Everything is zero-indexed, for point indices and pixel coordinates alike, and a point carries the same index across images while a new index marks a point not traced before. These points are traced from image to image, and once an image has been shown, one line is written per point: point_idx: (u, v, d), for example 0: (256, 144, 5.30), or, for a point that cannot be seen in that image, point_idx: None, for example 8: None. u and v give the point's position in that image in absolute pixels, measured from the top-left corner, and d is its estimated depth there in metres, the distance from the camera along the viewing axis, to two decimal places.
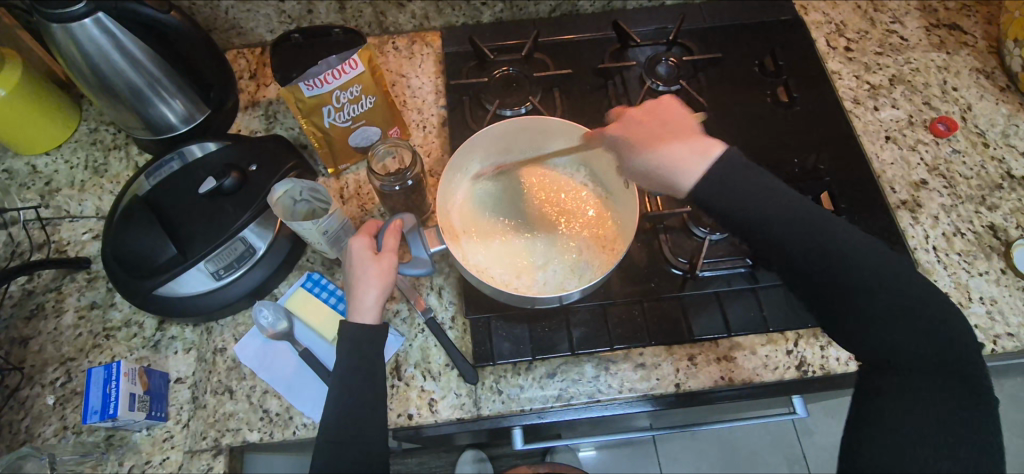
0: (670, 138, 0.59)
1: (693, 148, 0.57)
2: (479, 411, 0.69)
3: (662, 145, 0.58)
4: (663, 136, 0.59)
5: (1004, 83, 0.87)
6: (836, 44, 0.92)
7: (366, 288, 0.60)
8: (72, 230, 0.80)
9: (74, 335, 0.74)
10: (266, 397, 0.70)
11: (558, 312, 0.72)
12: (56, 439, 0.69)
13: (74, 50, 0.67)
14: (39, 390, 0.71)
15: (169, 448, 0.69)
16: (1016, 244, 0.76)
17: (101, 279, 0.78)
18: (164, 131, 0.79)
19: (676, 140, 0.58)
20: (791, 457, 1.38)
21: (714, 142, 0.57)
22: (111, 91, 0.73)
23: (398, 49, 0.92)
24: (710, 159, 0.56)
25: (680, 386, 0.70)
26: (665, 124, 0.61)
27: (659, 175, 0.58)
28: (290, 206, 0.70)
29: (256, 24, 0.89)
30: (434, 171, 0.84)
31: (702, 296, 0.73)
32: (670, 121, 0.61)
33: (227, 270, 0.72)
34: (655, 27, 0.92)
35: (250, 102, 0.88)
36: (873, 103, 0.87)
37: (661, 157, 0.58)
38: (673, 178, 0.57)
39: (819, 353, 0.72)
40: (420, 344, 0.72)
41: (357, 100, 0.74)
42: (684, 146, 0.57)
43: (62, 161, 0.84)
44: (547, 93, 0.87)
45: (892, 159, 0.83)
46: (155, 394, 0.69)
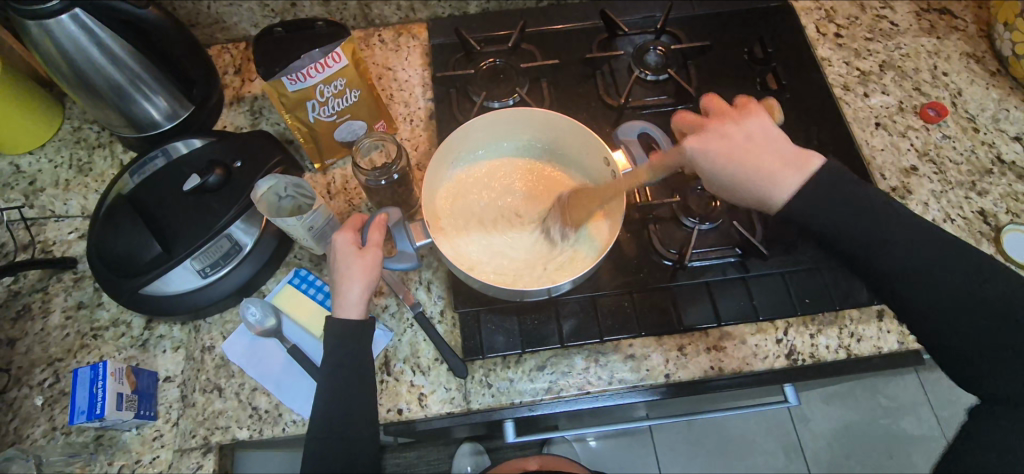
0: (752, 146, 0.61)
1: (790, 162, 0.60)
2: (469, 405, 0.69)
3: (749, 155, 0.60)
4: (753, 149, 0.61)
5: (994, 67, 0.87)
6: (826, 30, 0.91)
7: (351, 283, 0.60)
8: (58, 230, 0.80)
9: (62, 335, 0.74)
10: (254, 395, 0.70)
11: (547, 304, 0.72)
12: (45, 439, 0.69)
13: (52, 48, 0.67)
14: (28, 390, 0.71)
15: (159, 446, 0.69)
16: (1006, 229, 0.76)
17: (88, 278, 0.77)
18: (147, 128, 0.78)
19: (762, 149, 0.60)
20: (787, 444, 1.38)
21: (810, 155, 0.61)
22: (92, 89, 0.72)
23: (384, 41, 0.92)
24: (806, 174, 0.59)
25: (671, 377, 0.70)
26: (745, 127, 0.62)
27: (745, 186, 0.61)
28: (275, 202, 0.70)
29: (239, 18, 0.88)
30: (421, 164, 0.83)
31: (693, 286, 0.73)
32: (749, 123, 0.62)
33: (214, 268, 0.72)
34: (644, 15, 0.91)
35: (235, 98, 0.87)
36: (863, 89, 0.87)
37: (747, 166, 0.60)
38: (765, 190, 0.60)
39: (808, 342, 0.72)
40: (409, 339, 0.72)
41: (341, 94, 0.73)
42: (773, 160, 0.60)
43: (45, 161, 0.83)
44: (535, 84, 0.86)
45: (881, 145, 0.83)
46: (144, 393, 0.69)
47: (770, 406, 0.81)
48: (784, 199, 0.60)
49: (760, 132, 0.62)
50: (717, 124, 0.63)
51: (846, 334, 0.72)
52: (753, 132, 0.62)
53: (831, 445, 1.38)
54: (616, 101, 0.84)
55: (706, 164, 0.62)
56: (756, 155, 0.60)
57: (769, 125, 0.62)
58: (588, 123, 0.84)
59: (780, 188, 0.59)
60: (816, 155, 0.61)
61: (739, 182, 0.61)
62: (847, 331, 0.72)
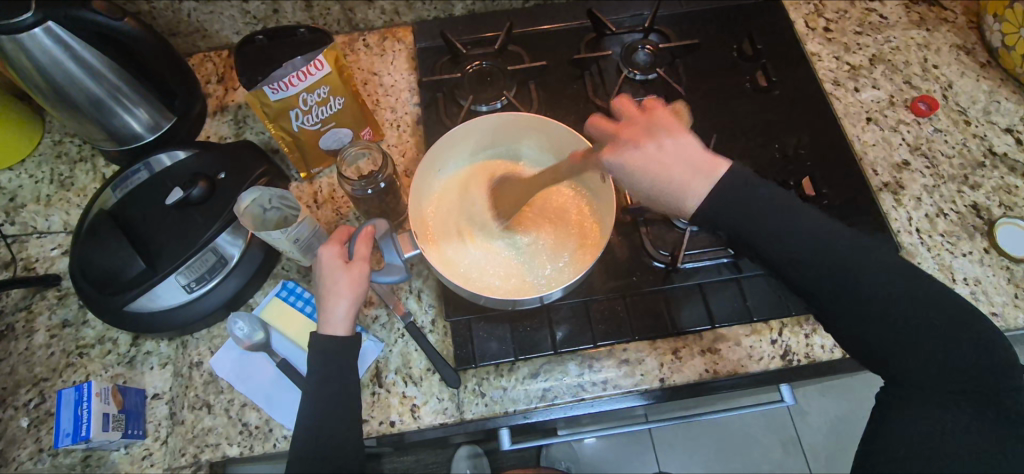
0: (664, 158, 0.55)
1: (698, 171, 0.56)
2: (462, 415, 0.68)
3: (661, 167, 0.55)
4: (657, 157, 0.55)
5: (984, 59, 0.86)
6: (815, 25, 0.90)
7: (337, 298, 0.59)
8: (40, 247, 0.78)
9: (47, 354, 0.73)
10: (245, 410, 0.69)
11: (540, 310, 0.71)
12: (32, 461, 0.68)
13: (27, 63, 0.65)
14: (13, 412, 0.70)
15: (148, 466, 0.68)
16: (999, 223, 0.76)
17: (72, 295, 0.76)
18: (129, 141, 0.77)
19: (665, 160, 0.55)
20: (785, 438, 1.38)
21: (716, 161, 0.57)
22: (71, 104, 0.71)
23: (368, 46, 0.90)
24: (712, 182, 0.56)
25: (666, 381, 0.70)
26: (655, 136, 0.56)
27: (660, 198, 0.57)
28: (259, 214, 0.69)
29: (220, 26, 0.86)
30: (409, 171, 0.82)
31: (685, 288, 0.72)
32: (658, 132, 0.56)
33: (199, 282, 0.70)
34: (632, 13, 0.90)
35: (218, 107, 0.86)
36: (854, 84, 0.86)
37: (655, 178, 0.55)
38: (678, 200, 0.56)
39: (803, 342, 0.71)
40: (401, 350, 0.71)
41: (325, 102, 0.72)
42: (684, 168, 0.56)
43: (26, 176, 0.82)
44: (523, 86, 0.85)
45: (873, 140, 0.82)
46: (131, 412, 0.67)
47: (766, 406, 0.81)
48: (696, 206, 0.56)
49: (671, 142, 0.56)
50: (631, 134, 0.57)
51: None
52: (661, 141, 0.56)
53: (829, 438, 1.38)
54: (605, 102, 0.83)
55: (626, 178, 0.57)
56: (661, 165, 0.55)
57: (678, 133, 0.56)
58: (577, 124, 0.83)
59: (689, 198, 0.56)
60: (721, 162, 0.57)
61: (655, 192, 0.57)
62: None
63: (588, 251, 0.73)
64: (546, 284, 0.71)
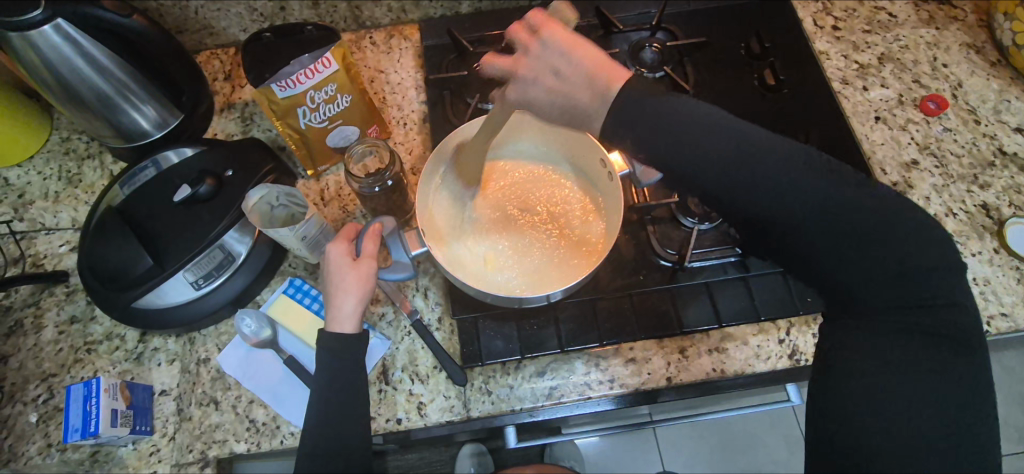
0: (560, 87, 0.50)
1: (590, 84, 0.49)
2: (469, 413, 0.68)
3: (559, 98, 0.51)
4: (550, 72, 0.51)
5: (995, 58, 0.86)
6: (823, 23, 0.90)
7: (345, 296, 0.59)
8: (48, 244, 0.79)
9: (55, 350, 0.73)
10: (252, 407, 0.69)
11: (547, 309, 0.71)
12: (40, 457, 0.68)
13: (36, 60, 0.65)
14: (21, 407, 0.70)
15: (156, 462, 0.68)
16: (1009, 222, 0.75)
17: (80, 292, 0.76)
18: (137, 138, 0.77)
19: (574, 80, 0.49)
20: (790, 438, 1.38)
21: (619, 74, 0.49)
22: (79, 101, 0.71)
23: (375, 44, 0.90)
24: (604, 102, 0.49)
25: (672, 380, 0.70)
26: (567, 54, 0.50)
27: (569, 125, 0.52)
28: (267, 211, 0.68)
29: (227, 23, 0.86)
30: (415, 169, 0.82)
31: (692, 287, 0.72)
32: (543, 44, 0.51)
33: (207, 279, 0.71)
34: (639, 12, 0.89)
35: (225, 105, 0.86)
36: (862, 83, 0.86)
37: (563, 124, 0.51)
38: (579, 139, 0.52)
39: (811, 341, 0.71)
40: (407, 347, 0.71)
41: (332, 100, 0.72)
42: (585, 87, 0.49)
43: (34, 173, 0.82)
44: None
45: (882, 139, 0.82)
46: (139, 408, 0.68)
47: (773, 405, 0.80)
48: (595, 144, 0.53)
49: (590, 67, 0.49)
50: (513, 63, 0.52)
51: None
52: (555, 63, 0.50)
53: None
54: None
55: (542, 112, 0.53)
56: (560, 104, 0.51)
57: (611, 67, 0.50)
58: None
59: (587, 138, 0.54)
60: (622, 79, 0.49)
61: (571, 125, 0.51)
62: None
63: (592, 251, 0.73)
64: (551, 281, 0.71)
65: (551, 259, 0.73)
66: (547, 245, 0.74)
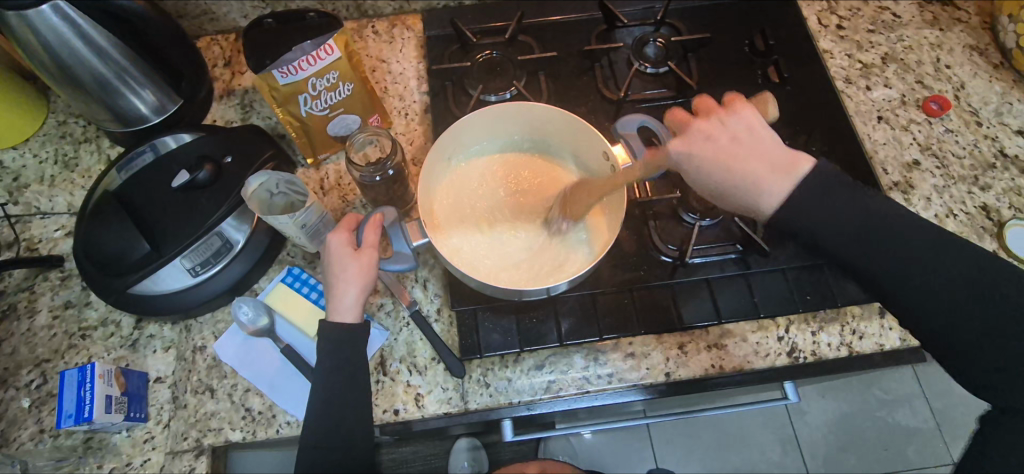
0: (739, 150, 0.57)
1: (778, 167, 0.57)
2: (467, 405, 0.68)
3: (737, 160, 0.57)
4: (740, 154, 0.57)
5: (998, 60, 0.86)
6: (828, 22, 0.90)
7: (346, 286, 0.59)
8: (43, 228, 0.78)
9: (49, 336, 0.72)
10: (248, 396, 0.69)
11: (546, 302, 0.71)
12: (33, 442, 0.67)
13: (34, 40, 0.64)
14: (14, 392, 0.70)
15: (150, 449, 0.68)
16: (1009, 224, 0.75)
17: (75, 277, 0.75)
18: (135, 123, 0.76)
19: (745, 152, 0.57)
20: (782, 437, 1.39)
21: (800, 159, 0.57)
22: (77, 84, 0.70)
23: (377, 33, 0.89)
24: (794, 180, 0.56)
25: (671, 375, 0.69)
26: (731, 122, 0.58)
27: (734, 192, 0.58)
28: (266, 199, 0.68)
29: (228, 9, 0.85)
30: (416, 159, 0.81)
31: (692, 283, 0.72)
32: (734, 120, 0.58)
33: (204, 267, 0.70)
34: (644, 6, 0.89)
35: (225, 91, 0.85)
36: (866, 82, 0.85)
37: (732, 170, 0.57)
38: (753, 197, 0.57)
39: (810, 339, 0.71)
40: (405, 338, 0.71)
41: (334, 87, 0.71)
42: (761, 169, 0.57)
43: (29, 156, 0.81)
44: (532, 77, 0.85)
45: (884, 139, 0.82)
46: (134, 395, 0.67)
47: (770, 403, 0.80)
48: (772, 207, 0.57)
49: (744, 130, 0.58)
50: (702, 123, 0.59)
51: (847, 331, 0.71)
52: (739, 132, 0.58)
53: (827, 438, 1.38)
54: (615, 95, 0.83)
55: (692, 167, 0.58)
56: (737, 160, 0.57)
57: (760, 126, 0.59)
58: (587, 117, 0.82)
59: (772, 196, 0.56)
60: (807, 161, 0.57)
61: (726, 189, 0.58)
62: (848, 328, 0.71)
63: (589, 247, 0.73)
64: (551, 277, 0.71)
65: (548, 253, 0.73)
66: (537, 237, 0.74)
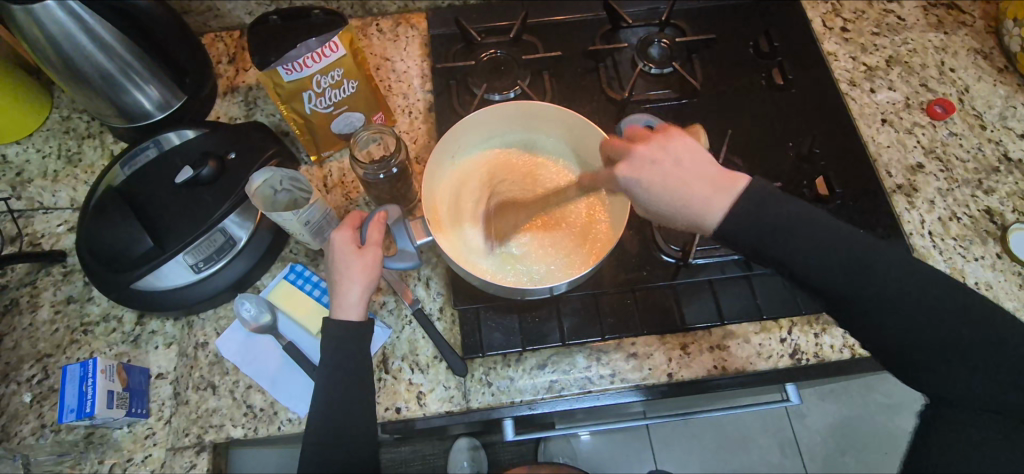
0: (682, 172, 0.55)
1: (716, 184, 0.55)
2: (469, 404, 0.68)
3: (681, 181, 0.55)
4: (682, 175, 0.55)
5: (1002, 64, 0.86)
6: (832, 25, 0.89)
7: (349, 284, 0.59)
8: (46, 223, 0.78)
9: (51, 331, 0.72)
10: (249, 393, 0.69)
11: (548, 302, 0.71)
12: (34, 437, 0.67)
13: (39, 35, 0.64)
14: (16, 387, 0.69)
15: (151, 445, 0.68)
16: (1012, 228, 0.75)
17: (78, 272, 0.75)
18: (139, 119, 0.76)
19: (686, 175, 0.55)
20: (783, 440, 1.38)
21: (736, 175, 0.56)
22: (82, 79, 0.70)
23: (382, 31, 0.89)
24: (731, 196, 0.54)
25: (673, 376, 0.69)
26: (672, 148, 0.57)
27: (681, 214, 0.56)
28: (270, 195, 0.68)
29: (233, 6, 0.85)
30: (420, 157, 0.81)
31: (695, 284, 0.72)
32: (674, 145, 0.57)
33: (207, 263, 0.70)
34: (648, 7, 0.89)
35: (229, 88, 0.85)
36: (870, 85, 0.85)
37: (674, 192, 0.55)
38: (697, 216, 0.55)
39: (812, 341, 0.71)
40: (408, 336, 0.71)
41: (338, 85, 0.71)
42: (700, 185, 0.55)
43: (33, 151, 0.81)
44: (536, 76, 0.85)
45: (888, 141, 0.82)
46: (135, 390, 0.67)
47: (771, 405, 0.80)
48: (716, 225, 0.54)
49: (687, 154, 0.57)
50: (642, 147, 0.57)
51: (850, 333, 0.71)
52: (680, 156, 0.56)
53: (828, 441, 1.38)
54: (619, 95, 0.83)
55: (639, 192, 0.57)
56: (681, 182, 0.55)
57: (694, 147, 0.57)
58: (591, 117, 0.82)
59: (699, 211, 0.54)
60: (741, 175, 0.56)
61: (669, 211, 0.56)
62: (851, 330, 0.71)
63: (593, 245, 0.72)
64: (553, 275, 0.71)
65: (551, 251, 0.73)
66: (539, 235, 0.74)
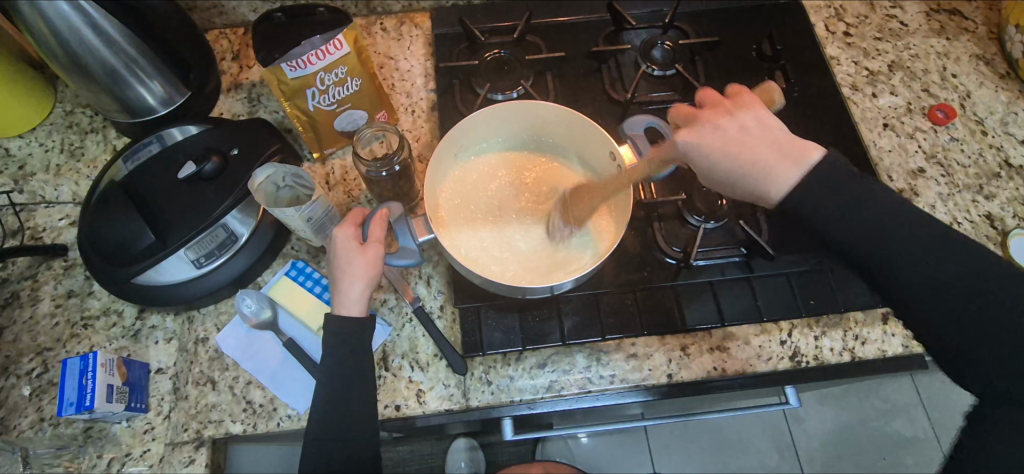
0: (750, 140, 0.59)
1: (788, 155, 0.58)
2: (468, 402, 0.68)
3: (747, 148, 0.59)
4: (750, 140, 0.59)
5: (1004, 70, 0.86)
6: (835, 29, 0.90)
7: (351, 280, 0.59)
8: (48, 217, 0.78)
9: (51, 324, 0.72)
10: (249, 388, 0.69)
11: (549, 302, 0.71)
12: (32, 431, 0.67)
13: (45, 29, 0.64)
14: (15, 380, 0.69)
15: (150, 440, 0.68)
16: (1013, 233, 0.76)
17: (79, 266, 0.75)
18: (142, 114, 0.76)
19: (756, 140, 0.59)
20: (782, 445, 1.38)
21: (810, 146, 0.58)
22: (86, 74, 0.70)
23: (385, 30, 0.89)
24: (805, 167, 0.57)
25: (673, 377, 0.69)
26: (738, 117, 0.60)
27: (744, 180, 0.59)
28: (273, 192, 0.68)
29: (237, 3, 0.85)
30: (422, 156, 0.82)
31: (696, 285, 0.72)
32: (743, 115, 0.60)
33: (208, 258, 0.70)
34: (651, 9, 0.89)
35: (232, 85, 0.85)
36: (872, 89, 0.86)
37: (741, 157, 0.59)
38: (762, 184, 0.58)
39: (812, 344, 0.71)
40: (408, 334, 0.71)
41: (342, 82, 0.71)
42: (773, 153, 0.58)
43: (36, 145, 0.81)
44: (540, 77, 0.85)
45: (889, 146, 0.82)
46: (135, 385, 0.67)
47: (771, 408, 0.80)
48: (781, 194, 0.58)
49: (756, 125, 0.60)
50: (710, 116, 0.61)
51: (850, 336, 0.71)
52: (747, 123, 0.60)
53: (827, 446, 1.37)
54: (622, 96, 0.83)
55: (699, 156, 0.60)
56: (748, 147, 0.59)
57: (765, 117, 0.60)
58: (593, 118, 0.83)
59: (780, 183, 0.57)
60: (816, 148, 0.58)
61: (737, 178, 0.60)
62: (851, 333, 0.71)
63: (594, 247, 0.73)
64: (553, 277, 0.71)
65: (552, 252, 0.73)
66: (539, 236, 0.74)
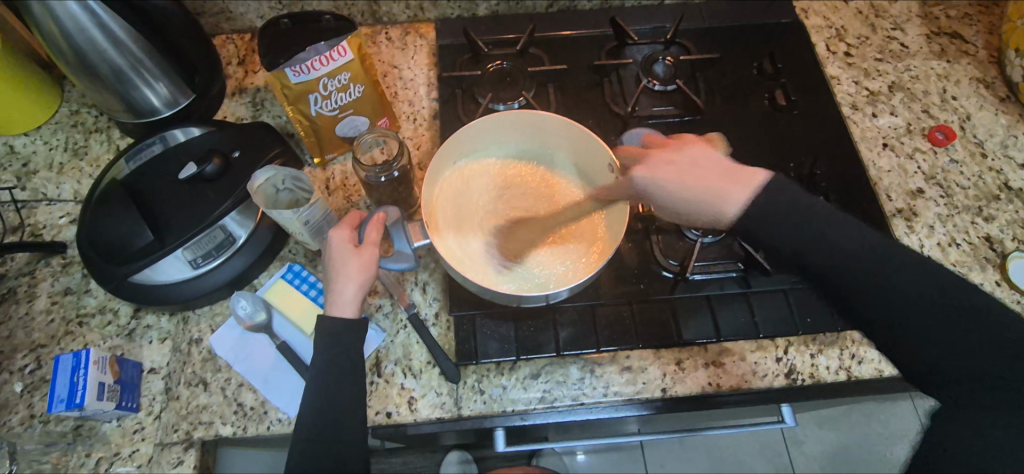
0: (696, 169, 0.57)
1: (731, 177, 0.57)
2: (460, 411, 0.67)
3: (692, 174, 0.57)
4: (686, 168, 0.58)
5: (1004, 94, 0.86)
6: (836, 49, 0.90)
7: (345, 282, 0.59)
8: (49, 214, 0.78)
9: (46, 321, 0.72)
10: (240, 391, 0.68)
11: (544, 312, 0.71)
12: (22, 427, 0.67)
13: (54, 28, 0.65)
14: (7, 376, 0.69)
15: (139, 440, 0.67)
16: (1012, 256, 0.75)
17: (77, 264, 0.75)
18: (146, 115, 0.77)
19: (704, 171, 0.57)
20: (779, 467, 1.37)
21: (755, 170, 0.57)
22: (93, 73, 0.71)
23: (390, 39, 0.91)
24: (749, 190, 0.56)
25: (667, 391, 0.69)
26: (687, 149, 0.59)
27: (696, 207, 0.57)
28: (272, 194, 0.68)
29: (245, 9, 0.87)
30: (422, 164, 0.82)
31: (694, 299, 0.72)
32: (689, 149, 0.59)
33: (205, 259, 0.70)
34: (653, 25, 0.90)
35: (237, 89, 0.86)
36: (872, 109, 0.86)
37: (696, 188, 0.57)
38: (715, 209, 0.57)
39: (809, 361, 0.70)
40: (402, 341, 0.71)
41: (345, 89, 0.72)
42: (719, 179, 0.57)
43: (40, 142, 0.82)
44: (542, 89, 0.86)
45: (889, 166, 0.82)
46: (127, 384, 0.67)
47: (767, 426, 0.79)
48: (734, 215, 0.56)
49: (700, 157, 0.59)
50: (659, 152, 0.61)
51: (847, 356, 0.70)
52: (692, 159, 0.58)
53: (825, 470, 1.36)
54: (623, 110, 0.83)
55: (656, 190, 0.59)
56: (702, 179, 0.57)
57: (710, 152, 0.59)
58: (593, 130, 0.83)
59: (728, 203, 0.56)
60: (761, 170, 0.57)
61: (687, 205, 0.58)
62: (848, 352, 0.71)
63: (588, 257, 0.73)
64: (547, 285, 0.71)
65: (547, 261, 0.73)
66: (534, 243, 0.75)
